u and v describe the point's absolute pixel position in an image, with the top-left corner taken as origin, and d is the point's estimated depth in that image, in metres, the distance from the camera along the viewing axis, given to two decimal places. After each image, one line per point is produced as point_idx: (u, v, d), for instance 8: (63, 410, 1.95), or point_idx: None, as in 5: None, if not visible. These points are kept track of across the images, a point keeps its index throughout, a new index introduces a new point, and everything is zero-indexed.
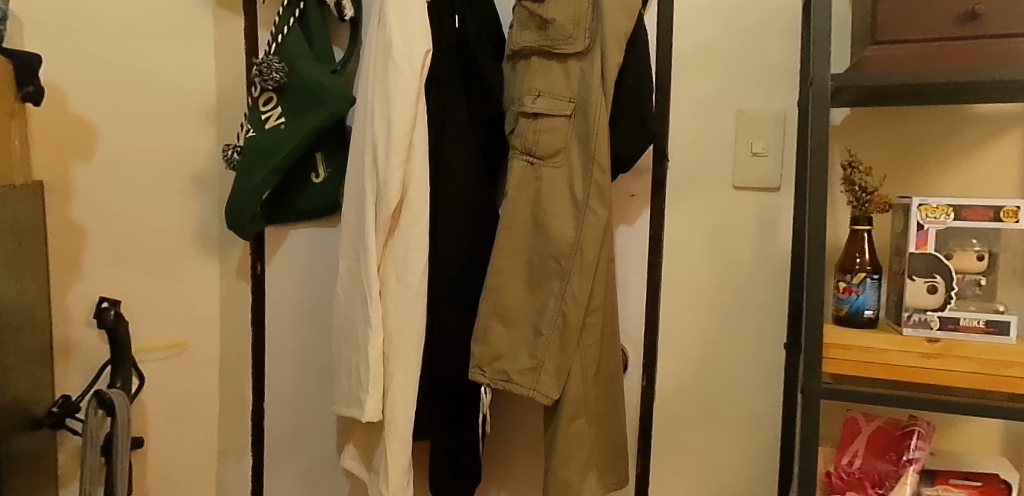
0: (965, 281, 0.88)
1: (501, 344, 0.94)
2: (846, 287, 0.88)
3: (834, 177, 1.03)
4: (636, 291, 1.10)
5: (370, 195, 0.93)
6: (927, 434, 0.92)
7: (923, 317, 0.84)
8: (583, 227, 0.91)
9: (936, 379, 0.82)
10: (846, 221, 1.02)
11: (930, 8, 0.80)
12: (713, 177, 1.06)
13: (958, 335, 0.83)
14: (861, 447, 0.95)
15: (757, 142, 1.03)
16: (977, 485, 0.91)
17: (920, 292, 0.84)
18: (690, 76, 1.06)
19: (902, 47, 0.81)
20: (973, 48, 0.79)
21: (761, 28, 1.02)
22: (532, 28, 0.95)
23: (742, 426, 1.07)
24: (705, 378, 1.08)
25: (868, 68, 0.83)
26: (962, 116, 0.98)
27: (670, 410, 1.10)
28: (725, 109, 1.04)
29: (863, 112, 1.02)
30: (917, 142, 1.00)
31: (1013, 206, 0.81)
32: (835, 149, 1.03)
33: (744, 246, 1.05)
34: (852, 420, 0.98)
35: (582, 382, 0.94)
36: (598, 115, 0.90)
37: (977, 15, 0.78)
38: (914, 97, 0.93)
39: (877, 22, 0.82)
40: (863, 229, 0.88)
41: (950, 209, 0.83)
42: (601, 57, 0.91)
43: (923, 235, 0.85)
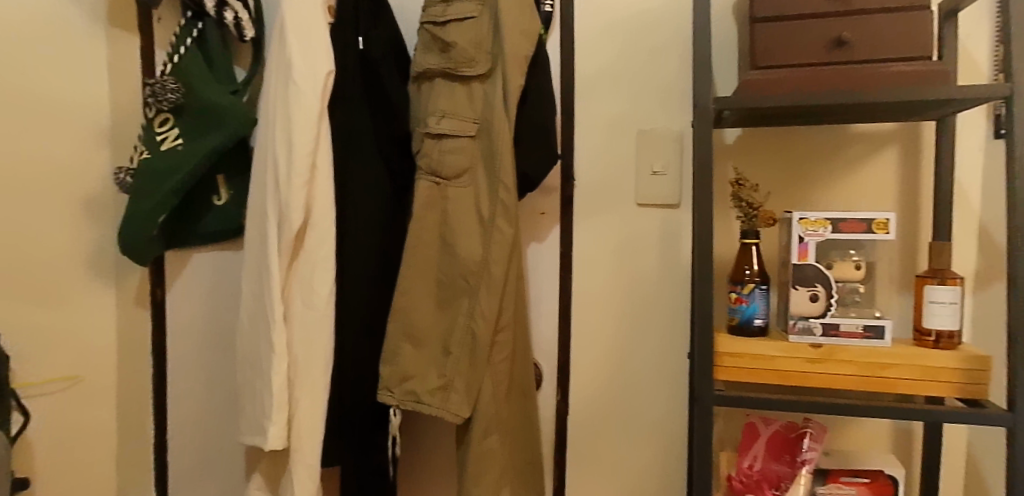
0: (846, 289, 0.94)
1: (410, 365, 0.94)
2: (737, 298, 0.93)
3: (725, 194, 1.08)
4: (549, 306, 1.13)
5: (272, 217, 0.92)
6: (818, 434, 0.98)
7: (807, 324, 0.91)
8: (490, 246, 0.93)
9: (820, 381, 0.88)
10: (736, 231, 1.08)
11: (801, 36, 0.87)
12: (619, 195, 1.09)
13: (839, 340, 0.90)
14: (760, 451, 1.01)
15: (657, 162, 1.07)
16: (866, 482, 0.97)
17: (803, 301, 0.91)
18: (592, 98, 1.09)
19: (778, 72, 0.87)
20: (842, 71, 0.86)
21: (656, 54, 1.07)
22: (434, 50, 0.96)
23: (652, 436, 1.10)
24: (618, 390, 1.11)
25: (751, 91, 0.88)
26: (839, 138, 1.06)
27: (584, 423, 1.12)
28: (627, 130, 1.08)
29: (752, 132, 1.09)
30: (802, 159, 1.07)
31: (883, 218, 0.88)
32: (723, 168, 1.09)
33: (650, 260, 1.09)
34: (751, 426, 1.03)
35: (493, 400, 0.94)
36: (500, 135, 0.92)
37: (843, 42, 0.86)
38: (795, 118, 1.00)
39: (755, 49, 0.89)
40: (751, 242, 0.94)
41: (827, 222, 0.89)
42: (503, 79, 0.93)
43: (803, 246, 0.91)
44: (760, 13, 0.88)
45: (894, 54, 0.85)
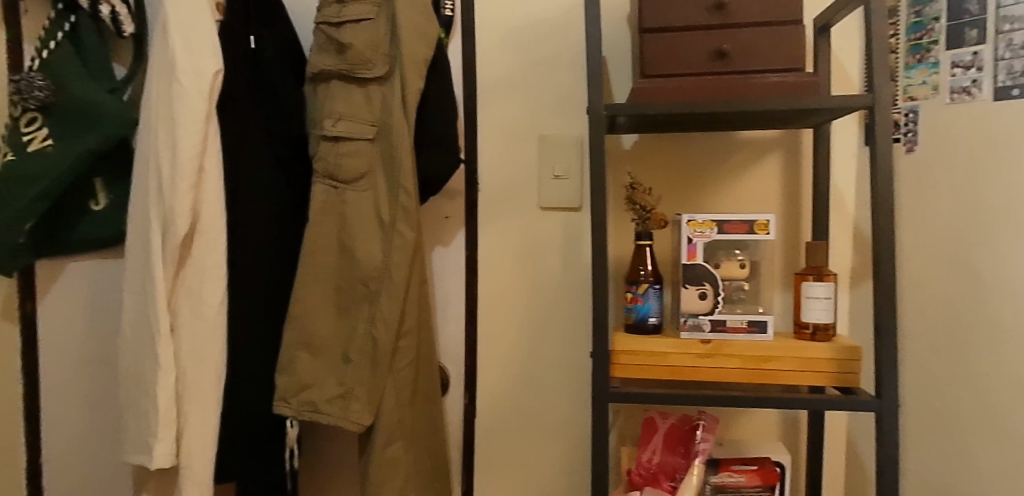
0: (732, 287, 1.01)
1: (306, 374, 0.91)
2: (633, 297, 0.99)
3: (619, 199, 1.13)
4: (455, 310, 1.13)
5: (154, 224, 0.87)
6: (710, 426, 1.03)
7: (696, 321, 0.97)
8: (391, 250, 0.91)
9: (708, 375, 0.95)
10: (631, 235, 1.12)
11: (685, 48, 0.93)
12: (523, 199, 1.11)
13: (725, 334, 0.97)
14: (658, 445, 1.06)
15: (558, 166, 1.09)
16: (755, 469, 1.04)
17: (693, 298, 0.98)
18: (494, 103, 1.10)
19: (664, 81, 0.93)
20: (722, 82, 0.92)
21: (555, 60, 1.09)
22: (331, 51, 0.94)
23: (558, 436, 1.12)
24: (524, 392, 1.12)
25: (640, 98, 0.93)
26: (725, 145, 1.13)
27: (491, 425, 1.13)
28: (529, 135, 1.10)
29: (647, 139, 1.13)
30: (691, 165, 1.13)
31: (763, 220, 0.95)
32: (617, 173, 1.13)
33: (553, 262, 1.11)
34: (650, 420, 1.08)
35: (396, 406, 0.94)
36: (400, 140, 0.91)
37: (723, 54, 0.92)
38: (686, 125, 1.05)
39: (643, 59, 0.94)
40: (645, 244, 0.99)
41: (713, 224, 0.96)
42: (401, 82, 0.92)
43: (692, 247, 0.97)
44: (648, 24, 0.93)
45: (767, 67, 0.91)
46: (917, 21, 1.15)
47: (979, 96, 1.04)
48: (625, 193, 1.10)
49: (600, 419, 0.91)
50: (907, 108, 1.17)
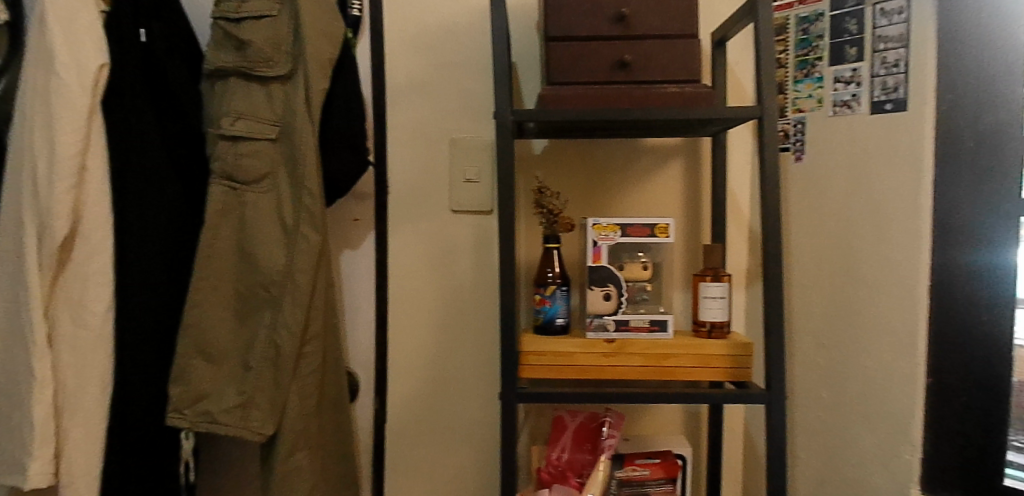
0: (635, 287, 1.06)
1: (203, 382, 0.88)
2: (541, 299, 1.01)
3: (526, 202, 1.15)
4: (365, 314, 1.11)
5: (28, 227, 0.81)
6: (616, 423, 1.07)
7: (601, 321, 1.01)
8: (294, 255, 0.89)
9: (613, 373, 0.99)
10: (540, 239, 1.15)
11: (590, 56, 0.96)
12: (433, 202, 1.10)
13: (628, 334, 1.00)
14: (567, 443, 1.09)
15: (469, 169, 1.10)
16: (658, 462, 1.09)
17: (597, 299, 1.01)
18: (404, 105, 1.10)
19: (570, 89, 0.95)
20: (625, 91, 0.95)
21: (465, 64, 1.10)
22: (229, 48, 0.91)
23: (469, 439, 1.12)
24: (436, 396, 1.12)
25: (547, 104, 0.95)
26: (629, 151, 1.17)
27: (402, 431, 1.12)
28: (439, 138, 1.10)
29: (557, 143, 1.16)
30: (597, 170, 1.17)
31: (663, 223, 1.01)
32: (525, 177, 1.15)
33: (463, 265, 1.11)
34: (559, 419, 1.11)
35: (300, 414, 0.91)
36: (303, 142, 0.89)
37: (625, 64, 0.96)
38: (593, 132, 1.08)
39: (550, 66, 0.97)
40: (552, 247, 1.02)
41: (617, 228, 1.01)
42: (305, 83, 0.91)
43: (597, 250, 1.01)
44: (553, 33, 0.96)
45: (664, 78, 0.96)
46: (804, 38, 1.22)
47: (858, 110, 1.15)
48: (532, 197, 1.12)
49: (509, 419, 0.93)
50: (796, 120, 1.25)
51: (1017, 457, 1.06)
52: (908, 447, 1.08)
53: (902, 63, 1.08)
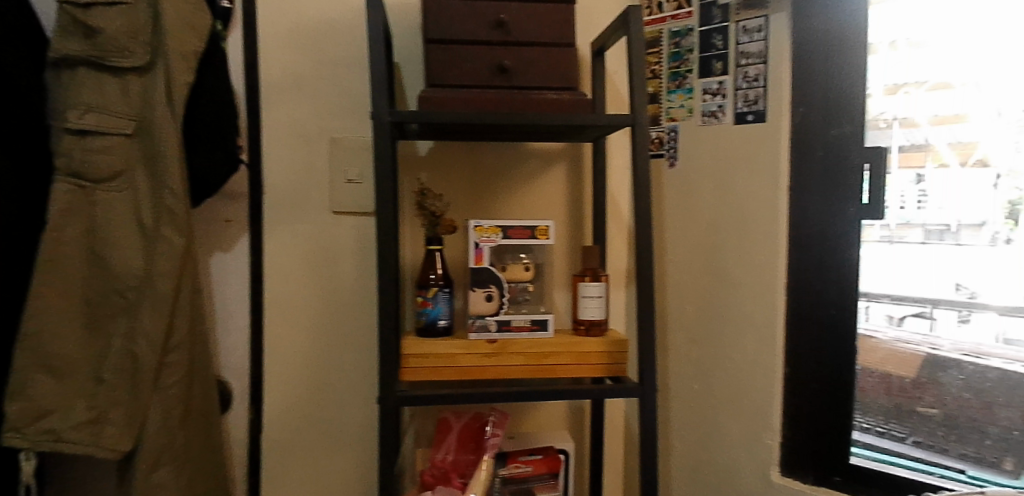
0: (518, 288, 1.08)
1: (46, 399, 0.80)
2: (423, 302, 1.01)
3: (408, 205, 1.14)
4: (238, 320, 1.06)
5: None
6: (500, 420, 1.09)
7: (484, 322, 1.02)
8: (154, 259, 0.85)
9: (493, 373, 1.00)
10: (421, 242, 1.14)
11: (469, 61, 0.97)
12: (311, 203, 1.07)
13: (510, 333, 1.03)
14: (451, 444, 1.09)
15: (351, 170, 1.07)
16: (540, 458, 1.12)
17: (479, 300, 1.02)
18: (280, 102, 1.06)
19: (450, 92, 0.96)
20: (505, 95, 0.97)
21: (345, 63, 1.07)
22: (76, 34, 0.83)
23: (351, 444, 1.10)
24: (315, 402, 1.09)
25: (426, 106, 0.95)
26: (513, 154, 1.19)
27: (279, 439, 1.08)
28: (318, 136, 1.07)
29: (441, 146, 1.16)
30: (481, 173, 1.18)
31: (544, 225, 1.04)
32: (407, 179, 1.14)
33: (345, 267, 1.09)
34: (444, 421, 1.12)
35: (164, 426, 0.87)
36: (165, 138, 0.85)
37: (505, 69, 0.98)
38: (476, 135, 1.09)
39: (429, 69, 0.97)
40: (435, 249, 1.02)
41: (499, 230, 1.03)
42: (165, 76, 0.86)
43: (479, 252, 1.02)
44: (432, 35, 0.97)
45: (542, 85, 0.99)
46: (676, 51, 1.29)
47: (723, 120, 1.23)
48: (413, 198, 1.11)
49: (389, 422, 0.92)
50: (670, 128, 1.31)
51: (862, 437, 1.15)
52: (768, 432, 1.20)
53: (761, 77, 1.18)
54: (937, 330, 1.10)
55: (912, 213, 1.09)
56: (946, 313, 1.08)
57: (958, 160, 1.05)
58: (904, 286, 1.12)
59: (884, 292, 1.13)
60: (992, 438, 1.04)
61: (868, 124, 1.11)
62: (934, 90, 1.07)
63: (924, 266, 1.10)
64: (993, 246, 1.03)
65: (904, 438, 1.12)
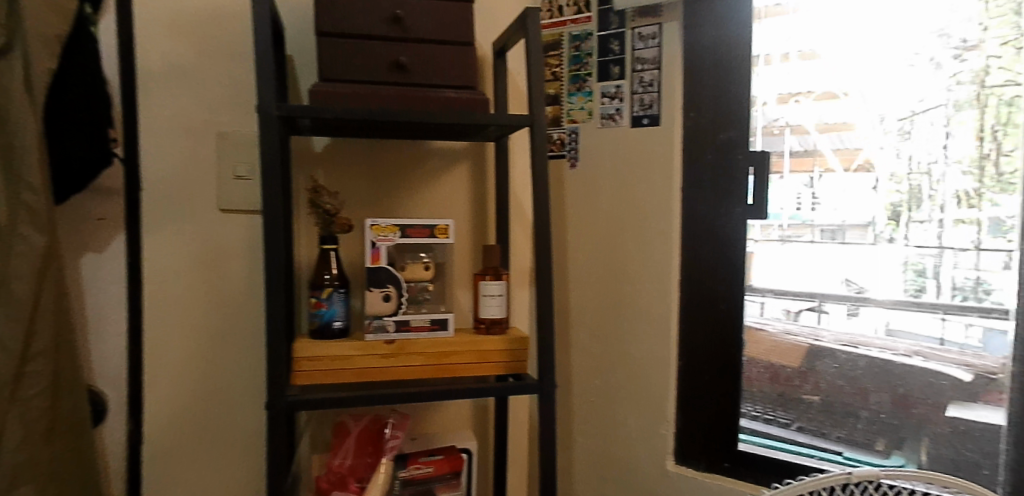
0: (418, 288, 1.06)
1: None
2: (317, 302, 0.98)
3: (302, 203, 1.11)
4: (114, 325, 0.99)
5: None
6: (400, 423, 1.08)
7: (381, 322, 1.00)
8: (9, 260, 0.78)
9: (391, 374, 0.99)
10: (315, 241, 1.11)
11: (365, 56, 0.96)
12: (196, 200, 1.03)
13: (408, 334, 1.01)
14: (349, 449, 1.07)
15: (240, 166, 1.04)
16: (441, 458, 1.12)
17: (377, 300, 1.00)
18: (161, 94, 1.00)
19: (344, 87, 0.93)
20: (402, 93, 0.96)
21: (232, 55, 1.04)
22: None
23: (242, 449, 1.07)
24: (203, 408, 1.05)
25: (319, 101, 0.92)
26: (415, 152, 1.18)
27: (163, 449, 1.03)
28: (203, 131, 1.03)
29: (338, 142, 1.13)
30: (381, 171, 1.16)
31: (443, 224, 1.04)
32: (300, 177, 1.11)
33: (233, 267, 1.05)
34: (342, 425, 1.09)
35: (23, 441, 0.80)
36: (22, 128, 0.78)
37: (402, 66, 0.97)
38: (373, 132, 1.07)
39: (322, 63, 0.94)
40: (330, 248, 1.00)
41: (397, 228, 1.01)
42: (24, 61, 0.79)
43: (376, 251, 1.00)
44: (325, 28, 0.94)
45: (440, 83, 0.99)
46: (576, 54, 1.32)
47: (621, 122, 1.27)
48: (306, 196, 1.08)
49: (277, 427, 0.88)
50: (570, 130, 1.34)
51: (750, 424, 1.21)
52: (663, 423, 1.25)
53: (655, 82, 1.22)
54: (824, 323, 1.17)
55: (808, 214, 1.17)
56: (835, 306, 1.16)
57: (843, 165, 1.14)
58: (792, 283, 1.19)
59: (766, 286, 1.20)
60: (863, 421, 1.14)
61: (764, 131, 1.18)
62: (820, 100, 1.15)
63: (815, 264, 1.17)
64: (876, 244, 1.11)
65: (789, 424, 1.19)
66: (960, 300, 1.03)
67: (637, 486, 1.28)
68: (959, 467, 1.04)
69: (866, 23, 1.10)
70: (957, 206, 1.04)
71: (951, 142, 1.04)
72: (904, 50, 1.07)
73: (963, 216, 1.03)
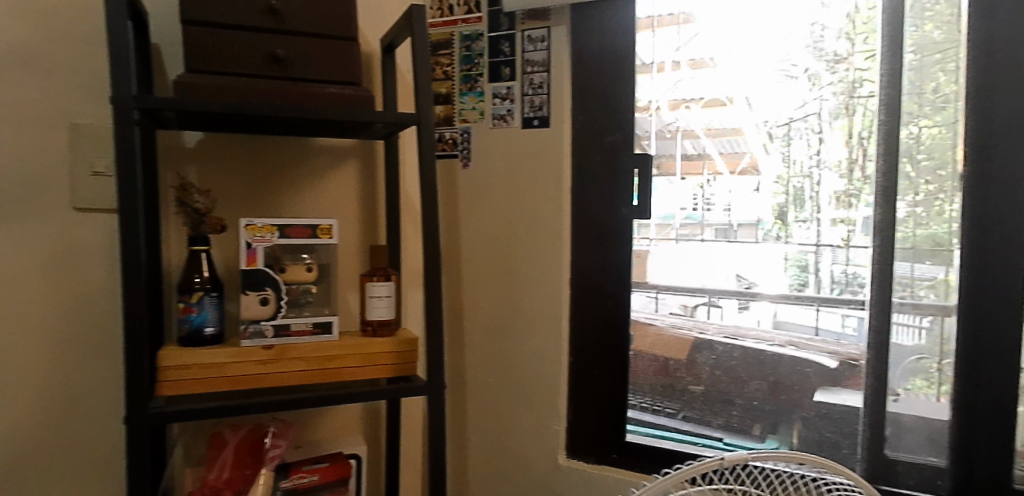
0: (298, 290, 1.03)
1: None
2: (185, 308, 0.93)
3: (169, 202, 1.04)
4: None
5: None
6: (281, 431, 1.05)
7: (258, 327, 0.96)
8: None
9: (270, 381, 0.94)
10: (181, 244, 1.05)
11: (238, 47, 0.91)
12: (45, 198, 0.95)
13: (289, 338, 0.97)
14: (226, 460, 1.01)
15: (97, 161, 0.97)
16: (326, 466, 1.08)
17: (253, 304, 0.96)
18: (4, 81, 0.92)
19: (213, 79, 0.89)
20: (278, 87, 0.92)
21: (86, 43, 0.97)
22: None
23: (102, 464, 1.01)
24: (58, 423, 0.97)
25: (185, 92, 0.87)
26: (298, 149, 1.14)
27: (9, 471, 0.94)
28: (53, 123, 0.95)
29: (212, 137, 1.07)
30: (261, 169, 1.11)
31: (326, 224, 1.00)
32: (167, 173, 1.04)
33: (90, 270, 0.99)
34: (218, 435, 1.03)
35: None
36: None
37: (279, 59, 0.93)
38: (250, 127, 1.02)
39: (189, 53, 0.89)
40: (200, 250, 0.94)
41: (274, 229, 0.97)
42: None
43: (251, 252, 0.96)
44: (191, 16, 0.89)
45: (320, 77, 0.96)
46: (467, 54, 1.31)
47: (512, 123, 1.28)
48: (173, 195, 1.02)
49: (137, 440, 0.82)
50: (462, 129, 1.33)
51: (639, 416, 1.26)
52: (556, 419, 1.27)
53: (545, 84, 1.24)
54: (710, 317, 1.23)
55: (703, 214, 1.22)
56: (727, 301, 1.22)
57: (729, 168, 1.19)
58: (680, 279, 1.25)
59: (654, 283, 1.25)
60: (739, 408, 1.21)
61: (659, 136, 1.23)
62: (708, 107, 1.20)
63: (704, 262, 1.23)
64: (764, 242, 1.17)
65: (676, 414, 1.25)
66: (836, 293, 1.11)
67: (530, 482, 1.30)
68: (822, 447, 1.13)
69: (745, 35, 1.16)
70: (833, 206, 1.11)
71: (824, 148, 1.11)
72: (781, 61, 1.14)
73: (839, 217, 1.10)
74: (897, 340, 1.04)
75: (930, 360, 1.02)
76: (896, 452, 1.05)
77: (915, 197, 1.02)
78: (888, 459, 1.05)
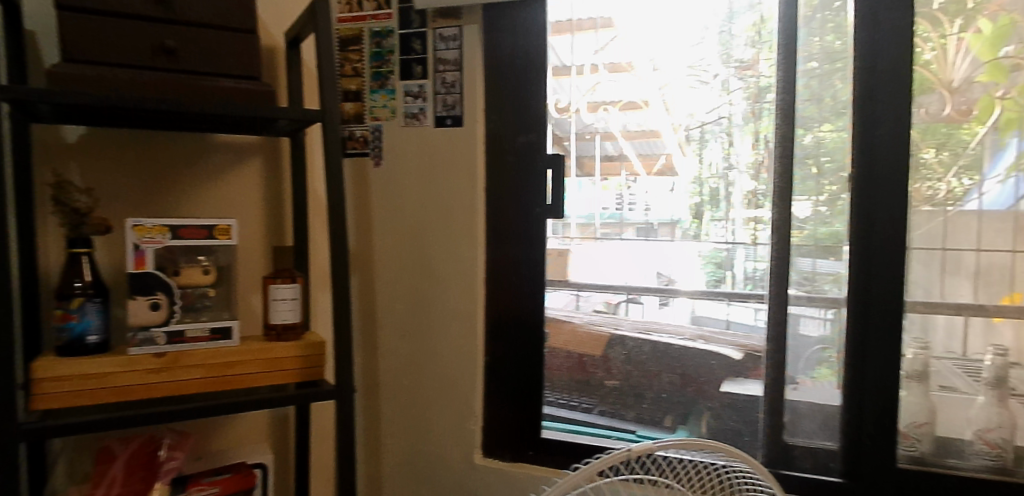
0: (195, 294, 0.98)
1: None
2: (64, 315, 0.86)
3: (45, 202, 0.97)
4: None
5: None
6: (177, 442, 1.01)
7: (148, 334, 0.91)
8: None
9: (162, 390, 0.89)
10: (58, 249, 0.98)
11: (122, 37, 0.86)
12: None
13: (184, 345, 0.92)
14: (116, 475, 0.95)
15: None
16: (228, 477, 1.03)
17: (142, 310, 0.90)
18: None
19: (93, 70, 0.83)
20: (168, 80, 0.87)
21: None
22: None
23: None
24: None
25: (60, 83, 0.81)
26: (195, 146, 1.08)
27: None
28: None
29: (97, 132, 1.00)
30: (153, 166, 1.05)
31: (224, 224, 0.96)
32: (41, 170, 0.96)
33: None
34: (107, 450, 0.97)
35: None
36: None
37: (169, 50, 0.88)
38: (138, 122, 0.96)
39: (66, 41, 0.83)
40: (81, 252, 0.88)
41: (166, 230, 0.92)
42: None
43: (140, 255, 0.90)
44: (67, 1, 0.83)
45: (215, 71, 0.91)
46: (378, 51, 1.29)
47: (424, 122, 1.27)
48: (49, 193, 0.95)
49: (6, 460, 0.76)
50: (373, 127, 1.30)
51: (556, 412, 1.27)
52: (471, 418, 1.27)
53: (457, 83, 1.24)
54: (624, 312, 1.26)
55: (624, 213, 1.23)
56: (648, 298, 1.24)
57: (645, 170, 1.21)
58: (598, 277, 1.26)
59: (578, 281, 1.27)
60: (649, 400, 1.25)
61: (579, 137, 1.24)
62: (625, 110, 1.22)
63: (621, 260, 1.25)
64: (681, 240, 1.20)
65: (591, 409, 1.27)
66: (749, 288, 1.15)
67: (445, 483, 1.29)
68: (726, 435, 1.18)
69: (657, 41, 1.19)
70: (744, 205, 1.15)
71: (733, 149, 1.14)
72: (693, 65, 1.17)
73: (750, 216, 1.14)
74: (803, 330, 1.11)
75: (831, 350, 1.09)
76: (793, 437, 1.11)
77: (819, 197, 1.08)
78: (785, 444, 1.11)
